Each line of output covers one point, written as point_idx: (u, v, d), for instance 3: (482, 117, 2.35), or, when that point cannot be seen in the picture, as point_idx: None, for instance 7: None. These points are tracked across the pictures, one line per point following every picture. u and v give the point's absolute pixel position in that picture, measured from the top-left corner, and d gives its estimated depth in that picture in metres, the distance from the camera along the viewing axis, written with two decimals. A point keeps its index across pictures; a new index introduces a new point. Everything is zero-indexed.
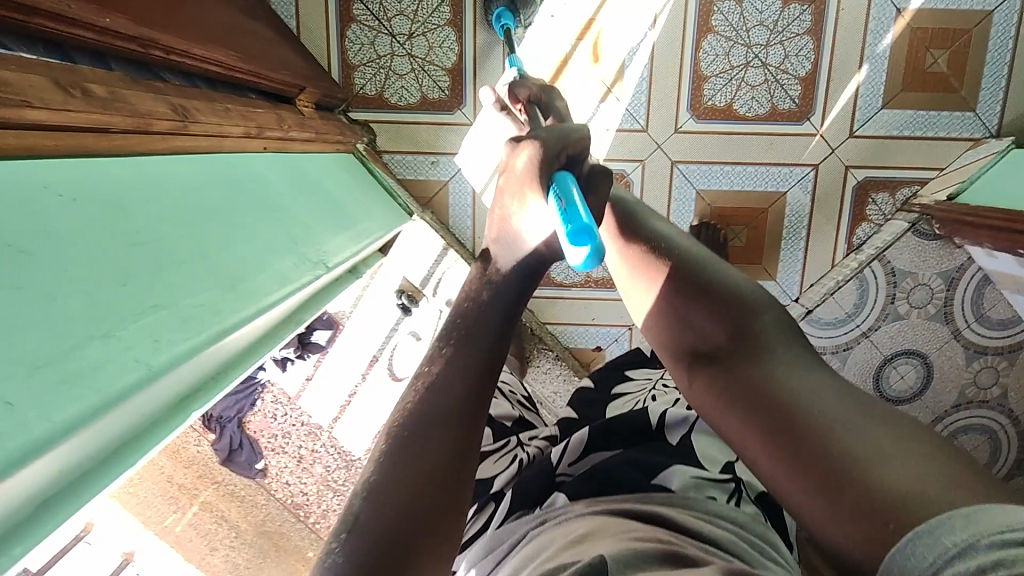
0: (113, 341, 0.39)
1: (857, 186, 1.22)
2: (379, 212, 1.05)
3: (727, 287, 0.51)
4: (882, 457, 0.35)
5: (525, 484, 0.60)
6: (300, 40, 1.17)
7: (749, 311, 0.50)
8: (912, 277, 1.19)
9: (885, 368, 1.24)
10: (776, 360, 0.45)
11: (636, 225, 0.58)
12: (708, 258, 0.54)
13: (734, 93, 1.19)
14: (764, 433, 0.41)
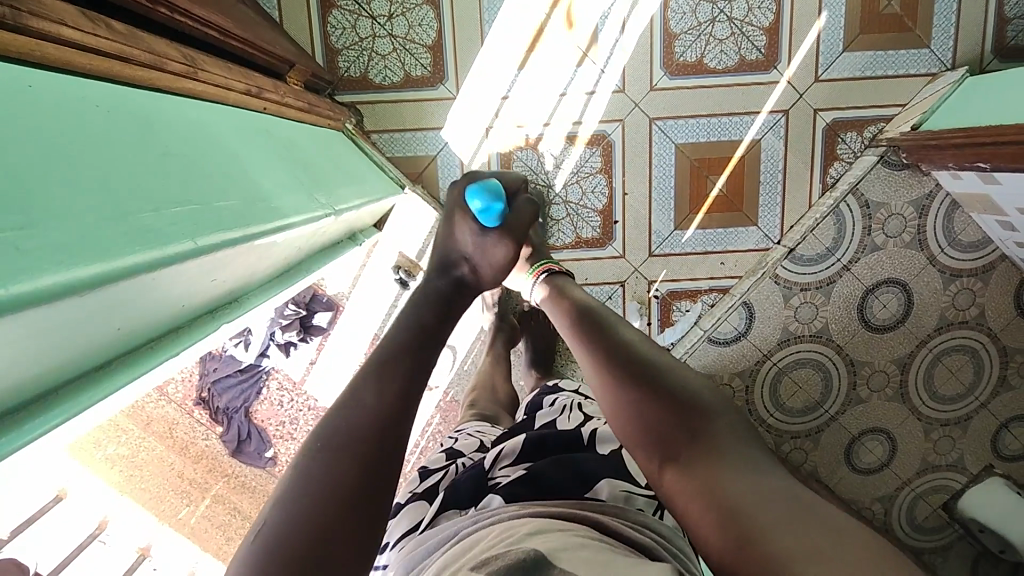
0: (164, 215, 0.44)
1: (827, 127, 1.28)
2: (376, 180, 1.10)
3: (681, 376, 0.54)
4: (784, 535, 0.38)
5: (458, 490, 0.62)
6: (283, 27, 1.22)
7: (706, 398, 0.52)
8: (885, 208, 1.26)
9: (869, 300, 1.30)
10: (730, 447, 0.47)
11: (596, 319, 0.62)
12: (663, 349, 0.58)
13: (704, 48, 1.26)
14: (717, 515, 0.42)
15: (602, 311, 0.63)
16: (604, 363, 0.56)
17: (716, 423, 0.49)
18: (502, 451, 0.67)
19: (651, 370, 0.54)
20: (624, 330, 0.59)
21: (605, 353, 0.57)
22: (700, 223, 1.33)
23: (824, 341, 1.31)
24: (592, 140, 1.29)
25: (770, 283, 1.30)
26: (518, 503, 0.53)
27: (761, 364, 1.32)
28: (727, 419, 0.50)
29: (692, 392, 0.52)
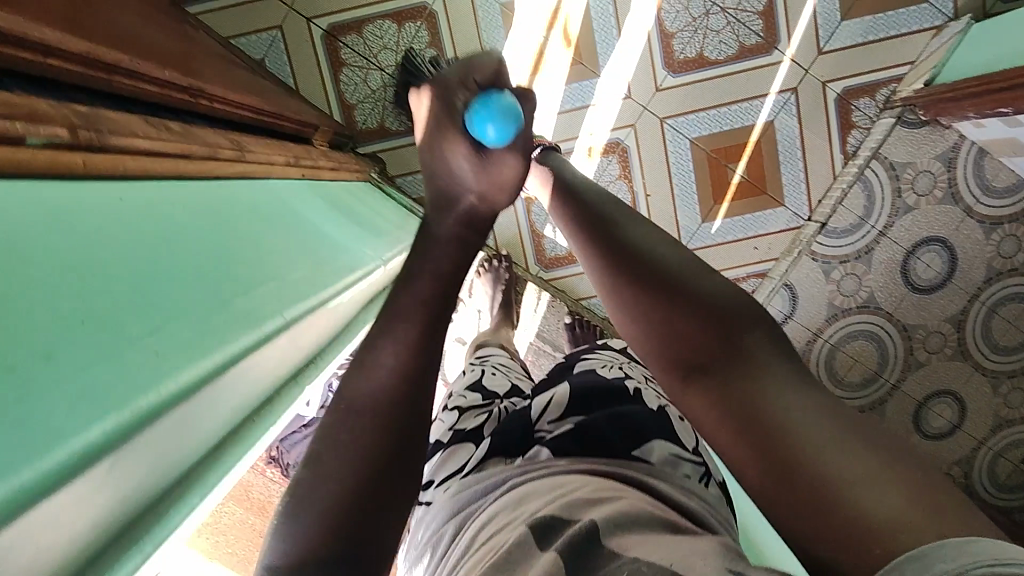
0: (233, 303, 0.49)
1: (838, 98, 1.28)
2: (407, 226, 1.16)
3: (706, 287, 0.45)
4: (833, 455, 0.33)
5: (504, 441, 0.65)
6: (298, 93, 1.26)
7: (735, 309, 0.43)
8: (912, 167, 1.25)
9: (912, 261, 1.28)
10: (761, 359, 0.40)
11: (607, 220, 0.53)
12: (679, 253, 0.48)
13: (702, 42, 1.28)
14: (744, 445, 0.36)
15: (613, 209, 0.54)
16: (614, 269, 0.49)
17: (746, 327, 0.42)
18: (552, 400, 0.68)
19: (675, 280, 0.46)
20: (636, 232, 0.51)
21: (624, 262, 0.49)
22: (725, 212, 1.33)
23: (874, 310, 1.30)
24: (608, 149, 1.32)
25: (809, 261, 1.29)
26: (562, 463, 0.55)
27: (812, 343, 1.31)
28: (754, 317, 0.43)
29: (722, 297, 0.44)
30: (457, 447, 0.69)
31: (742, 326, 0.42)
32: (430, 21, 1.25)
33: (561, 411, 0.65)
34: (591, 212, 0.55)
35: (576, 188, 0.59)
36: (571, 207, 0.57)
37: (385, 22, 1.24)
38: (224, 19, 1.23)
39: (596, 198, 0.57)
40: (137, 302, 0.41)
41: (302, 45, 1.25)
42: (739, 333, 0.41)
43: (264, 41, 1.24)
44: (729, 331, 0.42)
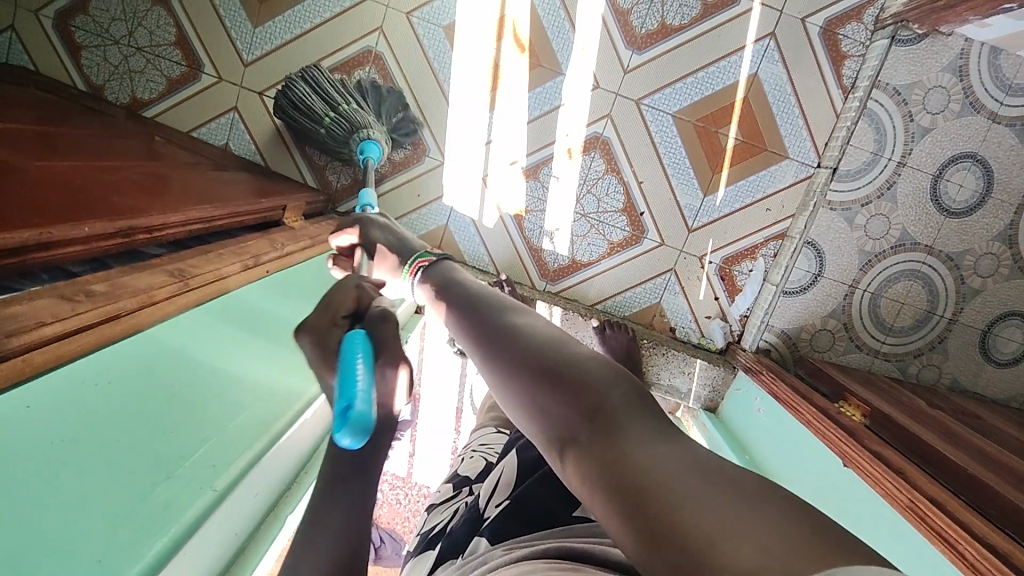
0: (173, 483, 0.47)
1: (822, 31, 1.18)
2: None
3: (581, 364, 0.41)
4: (701, 511, 0.30)
5: (456, 534, 0.64)
6: (269, 168, 1.28)
7: (605, 381, 0.40)
8: (920, 87, 1.14)
9: (941, 185, 1.17)
10: (628, 424, 0.37)
11: (486, 317, 0.48)
12: (556, 334, 0.45)
13: (661, 11, 1.20)
14: (628, 526, 0.32)
15: (489, 302, 0.50)
16: (494, 360, 0.44)
17: (610, 388, 0.39)
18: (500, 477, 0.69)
19: (551, 359, 0.42)
20: (519, 323, 0.46)
21: (506, 354, 0.44)
22: (727, 179, 1.24)
23: (910, 247, 1.19)
24: (588, 145, 1.26)
25: (827, 212, 1.19)
26: (503, 550, 0.52)
27: (851, 295, 1.22)
28: (643, 402, 0.39)
29: (594, 369, 0.41)
30: (423, 552, 0.67)
31: (624, 404, 0.38)
32: (379, 63, 1.24)
33: (508, 485, 0.66)
34: (471, 308, 0.50)
35: (455, 285, 0.55)
36: (453, 300, 0.53)
37: (334, 76, 1.24)
38: (182, 115, 1.26)
39: (480, 290, 0.53)
40: (57, 526, 0.39)
41: (258, 120, 1.26)
42: (617, 411, 0.38)
43: (225, 125, 1.27)
44: (609, 411, 0.38)
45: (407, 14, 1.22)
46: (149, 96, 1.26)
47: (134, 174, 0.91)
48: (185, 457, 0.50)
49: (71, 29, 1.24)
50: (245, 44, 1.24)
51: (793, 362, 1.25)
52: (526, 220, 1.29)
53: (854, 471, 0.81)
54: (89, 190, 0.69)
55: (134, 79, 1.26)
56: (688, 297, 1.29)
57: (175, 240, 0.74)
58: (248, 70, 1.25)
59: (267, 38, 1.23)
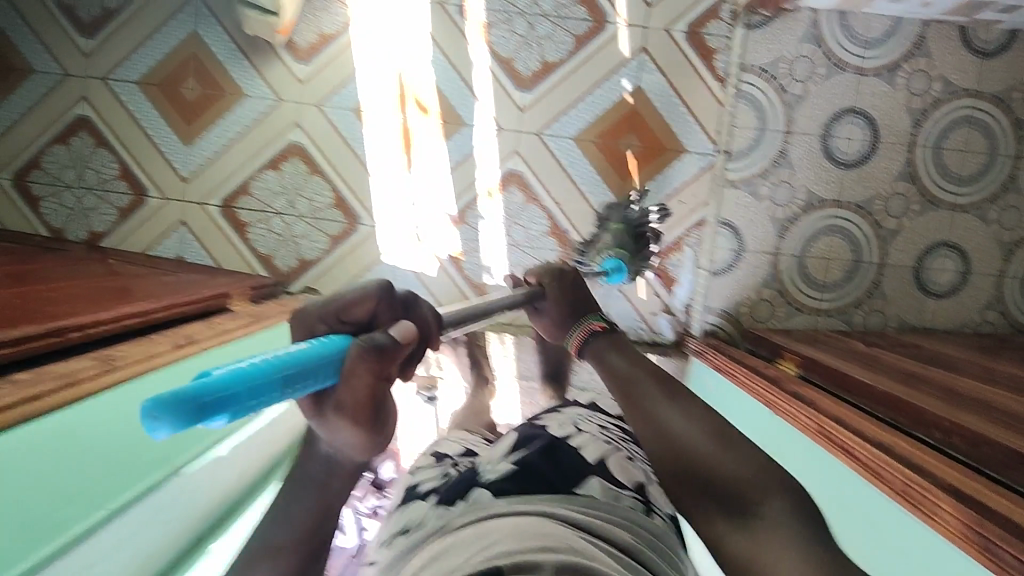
0: (67, 510, 0.56)
1: (687, 35, 1.29)
2: None
3: (727, 461, 0.49)
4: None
5: (449, 493, 0.65)
6: (220, 267, 1.38)
7: (754, 484, 0.47)
8: (783, 61, 1.23)
9: (831, 142, 1.24)
10: (767, 517, 0.45)
11: (647, 398, 0.58)
12: (710, 429, 0.52)
13: (541, 52, 1.33)
14: None
15: (648, 381, 0.60)
16: (648, 434, 0.56)
17: (764, 492, 0.46)
18: (496, 450, 0.72)
19: (707, 453, 0.50)
20: (670, 413, 0.55)
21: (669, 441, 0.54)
22: (638, 184, 1.33)
23: (821, 206, 1.25)
24: (504, 182, 1.36)
25: (732, 191, 1.27)
26: (505, 502, 0.56)
27: (778, 263, 1.26)
28: (776, 488, 0.47)
29: (744, 467, 0.48)
30: (411, 505, 0.70)
31: (759, 494, 0.46)
32: (302, 153, 1.37)
33: (506, 454, 0.69)
34: (635, 394, 0.59)
35: (619, 370, 0.64)
36: (613, 375, 0.64)
37: (265, 173, 1.37)
38: (136, 237, 1.38)
39: (635, 373, 0.62)
40: None
41: (204, 227, 1.38)
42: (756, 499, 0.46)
43: (175, 239, 1.38)
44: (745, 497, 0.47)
45: (318, 105, 1.36)
46: (104, 227, 1.39)
47: (80, 289, 1.00)
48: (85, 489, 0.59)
49: (29, 185, 1.40)
50: (181, 162, 1.37)
51: (741, 338, 1.27)
52: (464, 261, 1.37)
53: (782, 419, 0.83)
54: (25, 303, 0.78)
55: (89, 215, 1.39)
56: (631, 299, 1.32)
57: (116, 334, 0.83)
58: (187, 184, 1.37)
59: (200, 154, 1.37)
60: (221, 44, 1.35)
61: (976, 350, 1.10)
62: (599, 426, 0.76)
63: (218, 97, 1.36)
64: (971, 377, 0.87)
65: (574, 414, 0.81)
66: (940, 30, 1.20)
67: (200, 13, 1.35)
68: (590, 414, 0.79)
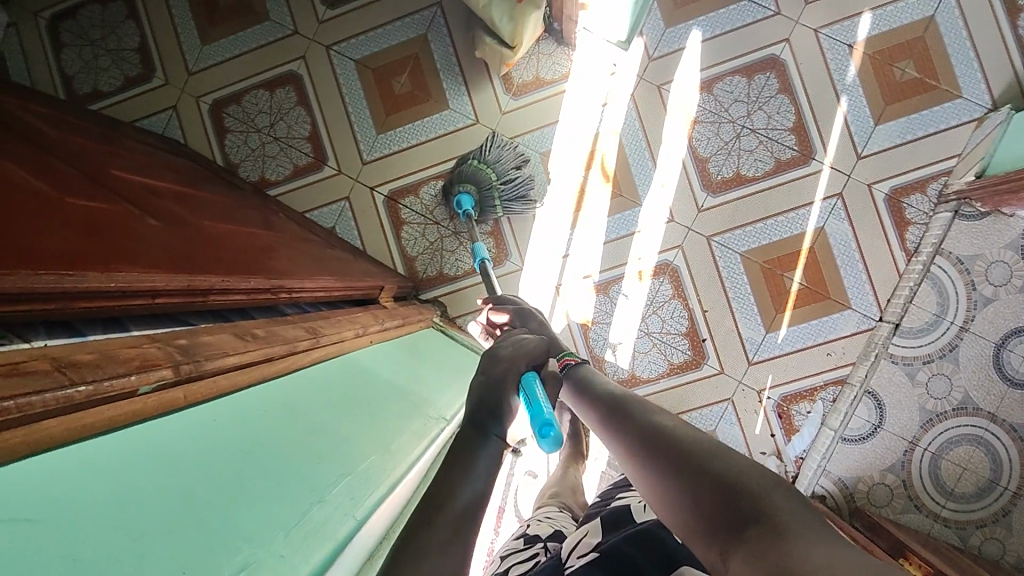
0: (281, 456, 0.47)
1: (887, 198, 1.29)
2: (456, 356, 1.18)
3: (719, 461, 0.41)
4: None
5: None
6: (365, 251, 1.40)
7: (751, 479, 0.38)
8: (983, 258, 1.20)
9: (1005, 355, 1.19)
10: (786, 527, 0.34)
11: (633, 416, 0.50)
12: (702, 434, 0.44)
13: (737, 163, 1.33)
14: None
15: (635, 405, 0.53)
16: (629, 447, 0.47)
17: (767, 491, 0.37)
18: (583, 541, 0.66)
19: (694, 453, 0.42)
20: (660, 421, 0.48)
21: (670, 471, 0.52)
22: (790, 320, 1.30)
23: (971, 412, 1.20)
24: (657, 271, 1.35)
25: (888, 364, 1.24)
26: None
27: (911, 453, 1.22)
28: (784, 489, 0.38)
29: (739, 466, 0.40)
30: None
31: (761, 494, 0.37)
32: None
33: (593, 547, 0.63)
34: (624, 414, 0.52)
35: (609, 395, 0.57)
36: (598, 403, 0.57)
37: (437, 182, 1.40)
38: (300, 197, 1.43)
39: (624, 397, 0.55)
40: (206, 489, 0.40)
41: (365, 210, 1.41)
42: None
43: (334, 211, 1.42)
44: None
45: (510, 138, 1.39)
46: (276, 177, 1.43)
47: (263, 240, 1.03)
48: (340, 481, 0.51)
49: (223, 116, 1.46)
50: (366, 145, 1.42)
51: (849, 514, 1.22)
52: (592, 330, 1.35)
53: None
54: (242, 250, 0.80)
55: (266, 161, 1.44)
56: (743, 429, 1.30)
57: (303, 303, 0.84)
58: (364, 167, 1.42)
59: (386, 144, 1.42)
60: (443, 53, 1.41)
61: None
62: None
63: (422, 99, 1.41)
64: None
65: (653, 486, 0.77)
66: None
67: (435, 20, 1.41)
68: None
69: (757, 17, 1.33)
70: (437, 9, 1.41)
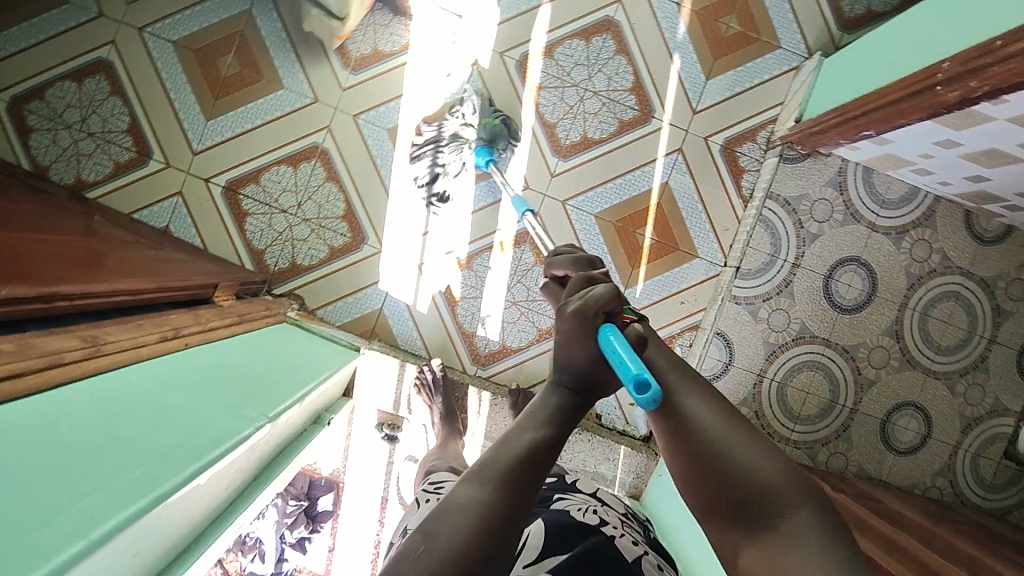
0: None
1: (723, 148, 1.36)
2: (311, 351, 1.14)
3: (746, 461, 0.48)
4: None
5: None
6: (207, 249, 1.30)
7: (775, 492, 0.46)
8: (806, 199, 1.30)
9: (833, 284, 1.32)
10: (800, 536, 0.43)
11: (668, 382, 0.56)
12: (733, 428, 0.51)
13: (583, 125, 1.35)
14: None
15: (675, 372, 0.57)
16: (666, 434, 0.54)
17: (790, 505, 0.45)
18: (528, 542, 0.59)
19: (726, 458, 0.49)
20: (690, 403, 0.54)
21: (685, 456, 0.51)
22: (645, 274, 1.36)
23: (809, 339, 1.32)
24: (518, 240, 1.35)
25: (733, 306, 1.32)
26: None
27: (760, 384, 1.32)
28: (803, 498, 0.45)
29: (764, 479, 0.47)
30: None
31: (787, 506, 0.45)
32: (324, 158, 1.32)
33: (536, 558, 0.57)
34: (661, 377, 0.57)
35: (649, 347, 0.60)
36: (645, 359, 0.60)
37: (279, 168, 1.31)
38: (126, 197, 1.30)
39: (661, 360, 0.59)
40: None
41: (202, 204, 1.30)
42: (782, 508, 0.45)
43: (168, 209, 1.30)
44: (772, 508, 0.45)
45: (354, 116, 1.32)
46: (94, 178, 1.30)
47: (73, 244, 0.92)
48: (71, 503, 0.45)
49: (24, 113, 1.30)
50: (196, 134, 1.30)
51: None
52: (459, 305, 1.34)
53: None
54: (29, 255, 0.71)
55: (81, 161, 1.30)
56: None
57: (97, 309, 0.76)
58: (195, 158, 1.30)
59: (218, 131, 1.30)
60: (270, 29, 1.30)
61: (930, 515, 1.16)
62: (615, 520, 0.71)
63: (253, 81, 1.30)
64: (935, 550, 0.88)
65: (588, 497, 0.75)
66: (949, 211, 1.33)
67: None
68: (601, 504, 0.75)
69: None
70: None
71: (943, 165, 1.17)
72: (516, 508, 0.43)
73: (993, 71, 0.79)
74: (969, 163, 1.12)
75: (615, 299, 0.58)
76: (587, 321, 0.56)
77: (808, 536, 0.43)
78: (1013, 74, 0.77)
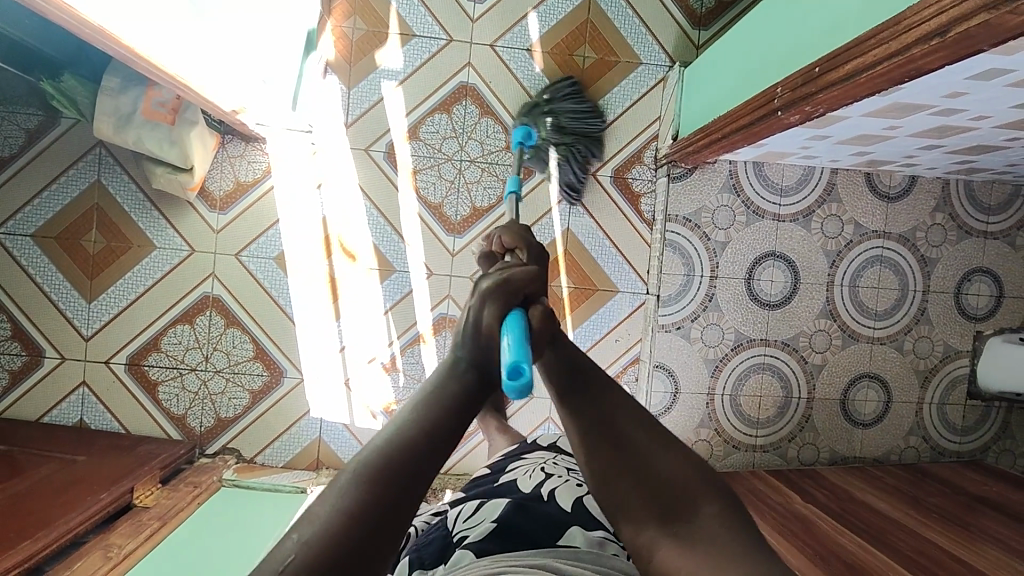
0: None
1: (613, 180, 1.32)
2: (253, 519, 1.11)
3: (661, 462, 0.43)
4: None
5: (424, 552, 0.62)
6: (128, 430, 1.27)
7: (689, 493, 0.42)
8: (705, 210, 1.28)
9: (756, 283, 1.31)
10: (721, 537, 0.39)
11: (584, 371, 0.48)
12: (650, 421, 0.46)
13: (469, 197, 1.31)
14: None
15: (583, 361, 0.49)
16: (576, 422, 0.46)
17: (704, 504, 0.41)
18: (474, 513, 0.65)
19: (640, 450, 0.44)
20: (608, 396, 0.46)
21: (597, 447, 0.45)
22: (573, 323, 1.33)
23: (748, 345, 1.32)
24: (437, 327, 1.31)
25: (663, 335, 1.30)
26: (490, 561, 0.53)
27: (712, 402, 1.32)
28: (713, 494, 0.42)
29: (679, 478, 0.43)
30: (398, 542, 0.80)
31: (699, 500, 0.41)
32: (218, 305, 1.27)
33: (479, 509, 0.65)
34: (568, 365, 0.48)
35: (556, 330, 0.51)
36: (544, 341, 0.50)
37: (176, 328, 1.27)
38: (31, 404, 1.25)
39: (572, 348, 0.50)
40: None
41: (109, 388, 1.26)
42: (694, 498, 0.41)
43: (76, 403, 1.26)
44: (685, 504, 0.41)
45: (236, 255, 1.27)
46: None
47: None
48: None
49: None
50: (82, 319, 1.25)
51: None
52: (398, 410, 1.31)
53: None
54: None
55: None
56: None
57: None
58: (88, 343, 1.26)
59: (103, 309, 1.26)
60: (128, 194, 1.24)
61: (897, 499, 1.18)
62: (566, 469, 0.73)
63: (124, 250, 1.25)
64: None
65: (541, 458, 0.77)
66: (849, 180, 1.30)
67: (104, 161, 1.24)
68: (555, 458, 0.78)
69: (433, 50, 1.29)
70: (101, 149, 1.23)
71: (824, 150, 1.14)
72: (423, 481, 0.36)
73: (821, 97, 0.75)
74: (847, 145, 1.10)
75: (539, 281, 0.47)
76: (507, 296, 0.45)
77: (720, 530, 0.40)
78: (839, 97, 0.74)
